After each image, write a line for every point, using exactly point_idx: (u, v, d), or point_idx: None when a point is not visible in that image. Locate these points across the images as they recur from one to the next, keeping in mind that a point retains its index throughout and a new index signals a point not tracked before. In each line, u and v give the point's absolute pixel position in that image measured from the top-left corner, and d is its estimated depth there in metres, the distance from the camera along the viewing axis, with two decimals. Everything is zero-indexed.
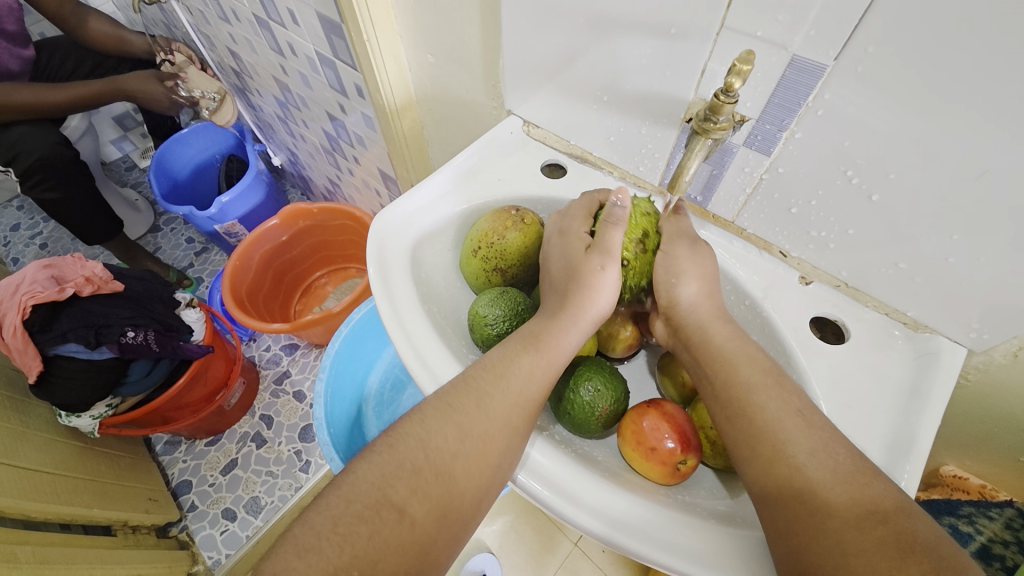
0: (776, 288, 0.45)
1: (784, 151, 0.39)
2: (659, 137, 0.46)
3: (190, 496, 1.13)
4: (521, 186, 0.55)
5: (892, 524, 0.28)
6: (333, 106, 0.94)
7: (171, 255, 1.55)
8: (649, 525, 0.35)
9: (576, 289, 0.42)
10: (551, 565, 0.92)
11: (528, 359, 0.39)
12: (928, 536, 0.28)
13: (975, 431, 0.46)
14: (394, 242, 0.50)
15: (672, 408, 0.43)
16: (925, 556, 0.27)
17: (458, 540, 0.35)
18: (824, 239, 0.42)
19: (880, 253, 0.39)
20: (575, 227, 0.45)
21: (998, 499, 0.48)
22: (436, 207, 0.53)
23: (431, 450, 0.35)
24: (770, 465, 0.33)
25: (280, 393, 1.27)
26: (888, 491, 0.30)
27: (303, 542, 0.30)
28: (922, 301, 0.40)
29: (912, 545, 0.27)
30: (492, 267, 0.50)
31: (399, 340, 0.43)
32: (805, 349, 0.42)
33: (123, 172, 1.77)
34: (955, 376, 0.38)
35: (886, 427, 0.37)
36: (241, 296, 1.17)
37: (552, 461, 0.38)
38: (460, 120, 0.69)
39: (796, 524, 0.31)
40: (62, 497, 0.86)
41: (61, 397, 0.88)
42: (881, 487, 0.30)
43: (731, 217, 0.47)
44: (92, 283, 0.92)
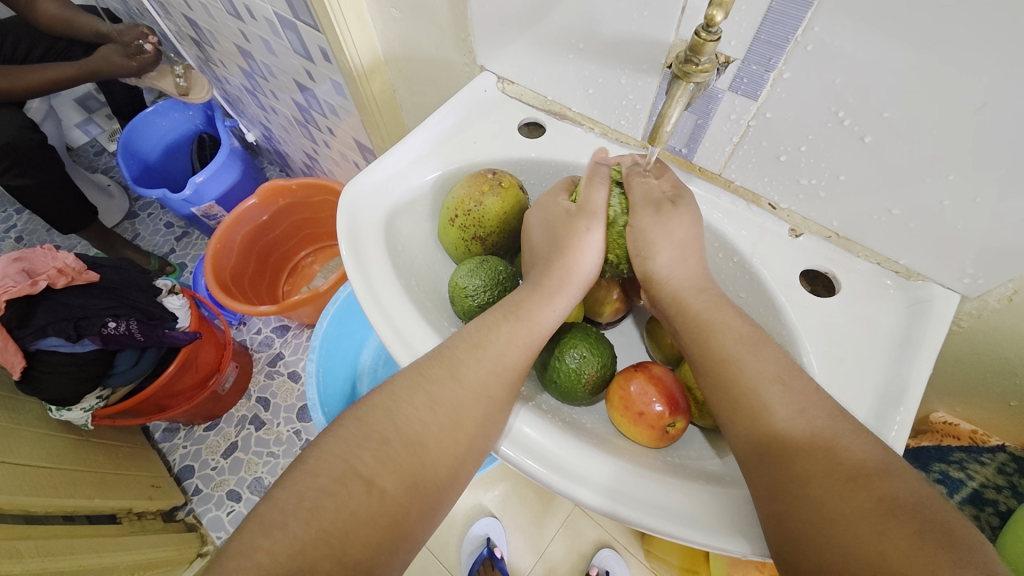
0: (765, 241, 0.43)
1: (772, 94, 0.36)
2: (640, 87, 0.43)
3: (194, 481, 1.14)
4: (498, 148, 0.52)
5: (874, 486, 0.28)
6: (301, 73, 0.89)
7: (151, 241, 1.51)
8: (638, 490, 0.34)
9: (561, 255, 0.41)
10: (553, 525, 0.94)
11: (508, 326, 0.38)
12: (911, 497, 0.27)
13: (967, 377, 0.46)
14: (366, 213, 0.47)
15: (658, 370, 0.42)
16: (908, 521, 0.26)
17: (434, 512, 0.34)
18: (814, 188, 0.40)
19: (872, 199, 0.38)
20: (552, 199, 0.44)
21: (990, 444, 0.49)
22: (408, 175, 0.50)
23: (401, 422, 0.34)
24: (747, 435, 0.33)
25: (275, 374, 1.26)
26: (875, 448, 0.30)
27: (268, 518, 0.30)
28: (915, 248, 0.38)
29: (893, 507, 0.27)
30: (470, 235, 0.48)
31: (375, 317, 0.41)
32: (796, 304, 0.40)
33: (92, 157, 1.69)
34: (947, 322, 0.37)
35: (877, 378, 0.36)
36: (225, 279, 1.14)
37: (536, 432, 0.37)
38: (433, 81, 0.65)
39: (778, 488, 0.30)
40: (61, 490, 0.86)
41: (48, 392, 0.87)
42: (868, 444, 0.30)
43: (718, 170, 0.45)
44: (65, 274, 0.89)
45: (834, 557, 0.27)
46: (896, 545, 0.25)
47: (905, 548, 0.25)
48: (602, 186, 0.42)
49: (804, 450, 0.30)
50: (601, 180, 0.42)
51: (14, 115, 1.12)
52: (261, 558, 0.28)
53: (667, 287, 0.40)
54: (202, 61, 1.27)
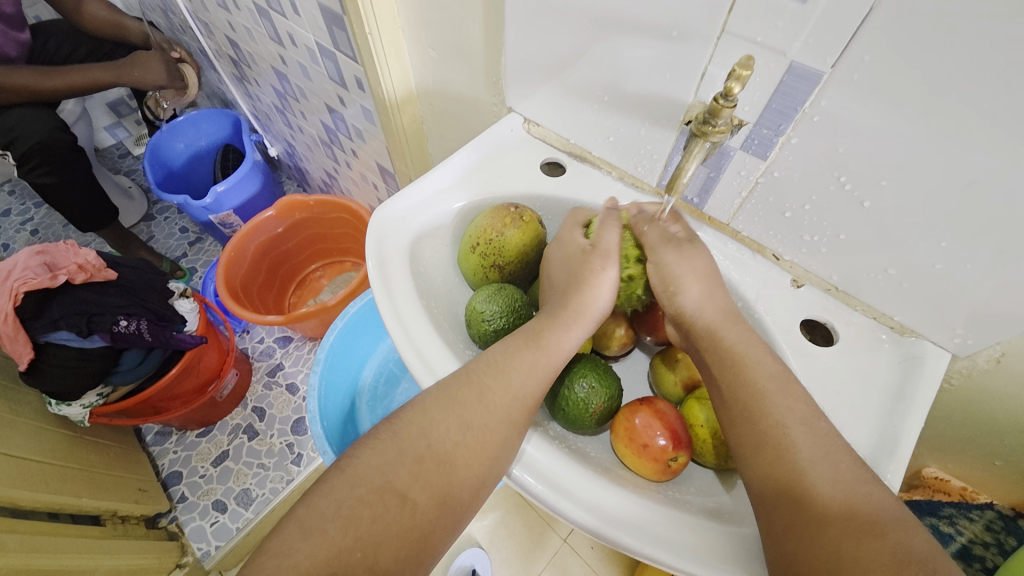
0: (768, 289, 0.46)
1: (780, 156, 0.39)
2: (658, 139, 0.47)
3: (180, 487, 1.13)
4: (519, 184, 0.55)
5: (889, 536, 0.29)
6: (333, 98, 0.94)
7: (165, 244, 1.54)
8: (642, 520, 0.36)
9: (577, 288, 0.43)
10: (541, 561, 0.93)
11: (529, 354, 0.40)
12: (920, 551, 0.29)
13: (958, 435, 0.47)
14: (393, 236, 0.50)
15: (664, 406, 0.44)
16: (921, 573, 0.27)
17: (457, 527, 0.35)
18: (816, 243, 0.43)
19: (870, 258, 0.40)
20: (568, 234, 0.48)
21: (978, 501, 0.50)
22: (435, 203, 0.53)
23: (433, 440, 0.36)
24: (770, 478, 0.34)
25: (273, 385, 1.27)
26: (888, 503, 0.31)
27: (308, 522, 0.31)
28: (910, 307, 0.41)
29: (906, 558, 0.28)
30: (490, 263, 0.50)
31: (397, 335, 0.43)
32: (795, 351, 0.42)
33: (116, 159, 1.74)
34: (938, 379, 0.39)
35: (871, 429, 0.38)
36: (235, 287, 1.16)
37: (550, 459, 0.38)
38: (461, 117, 0.69)
39: (793, 528, 0.31)
40: (52, 485, 0.86)
41: (53, 385, 0.88)
42: (880, 499, 0.31)
43: (726, 220, 0.48)
44: (84, 270, 0.91)
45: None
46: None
47: None
48: (614, 227, 0.46)
49: (817, 496, 0.31)
50: (613, 224, 0.46)
51: (44, 118, 1.16)
52: (301, 558, 0.30)
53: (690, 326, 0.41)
54: (237, 78, 1.33)
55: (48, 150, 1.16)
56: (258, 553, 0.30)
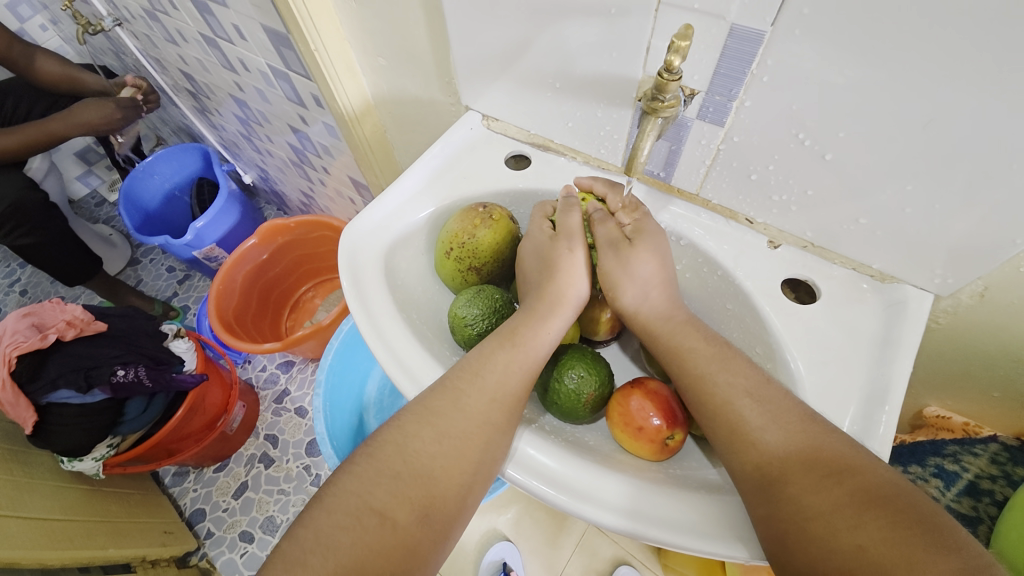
0: (746, 254, 0.45)
1: (737, 120, 0.39)
2: (615, 118, 0.46)
3: (206, 524, 1.14)
4: (487, 182, 0.54)
5: (855, 479, 0.29)
6: (294, 118, 0.93)
7: (154, 286, 1.54)
8: (636, 502, 0.36)
9: (550, 275, 0.44)
10: (568, 545, 0.94)
11: (505, 353, 0.40)
12: (886, 488, 0.28)
13: (955, 371, 0.47)
14: (366, 252, 0.49)
15: (654, 385, 0.44)
16: (885, 509, 0.27)
17: (445, 540, 0.35)
18: (785, 202, 0.42)
19: (841, 210, 0.40)
20: (537, 226, 0.47)
21: (982, 435, 0.50)
22: (404, 212, 0.52)
23: (411, 455, 0.36)
24: (741, 459, 0.33)
25: (281, 411, 1.27)
26: (844, 446, 0.31)
27: (290, 556, 0.31)
28: (887, 253, 0.40)
29: (868, 499, 0.28)
30: (466, 266, 0.50)
31: (380, 353, 0.43)
32: (778, 311, 0.42)
33: (94, 208, 1.73)
34: (923, 321, 0.39)
35: (861, 379, 0.38)
36: (229, 320, 1.16)
37: (542, 453, 0.38)
38: (422, 121, 0.68)
39: (767, 489, 0.31)
40: (76, 542, 0.86)
41: (62, 443, 0.88)
42: (837, 443, 0.31)
43: (695, 190, 0.47)
44: (74, 326, 0.91)
45: (817, 556, 0.28)
46: (873, 536, 0.27)
47: (878, 535, 0.27)
48: (577, 211, 0.46)
49: (789, 459, 0.31)
50: (574, 207, 0.46)
51: (11, 179, 1.15)
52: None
53: (638, 317, 0.43)
54: (198, 109, 1.31)
55: (22, 210, 1.15)
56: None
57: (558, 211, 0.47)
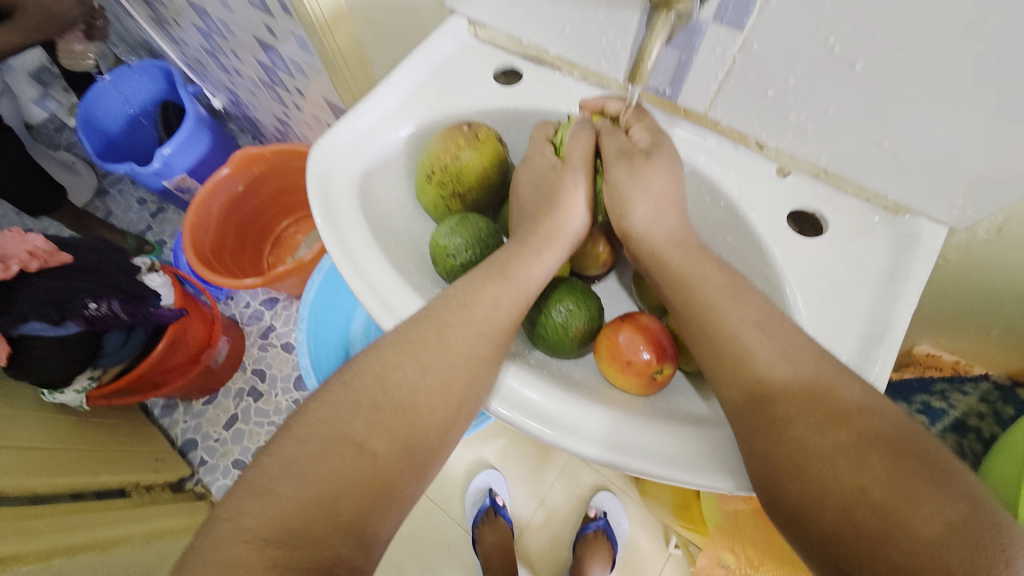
0: (753, 183, 0.42)
1: (759, 23, 0.34)
2: (618, 23, 0.41)
3: (199, 453, 1.17)
4: (473, 100, 0.49)
5: (859, 420, 0.28)
6: (261, 29, 0.83)
7: (126, 219, 1.46)
8: (624, 435, 0.35)
9: (549, 208, 0.41)
10: (552, 473, 0.98)
11: (494, 286, 0.38)
12: (891, 430, 0.28)
13: (954, 309, 0.46)
14: (338, 175, 0.45)
15: (645, 320, 0.42)
16: (889, 450, 0.27)
17: (424, 475, 0.34)
18: (802, 124, 0.38)
19: (863, 133, 0.36)
20: (537, 153, 0.44)
21: (973, 374, 0.51)
22: (380, 131, 0.47)
23: (389, 386, 0.34)
24: (739, 381, 0.32)
25: (268, 346, 1.26)
26: (855, 391, 0.30)
27: (258, 483, 0.30)
28: (904, 182, 0.37)
29: (874, 441, 0.28)
30: (448, 192, 0.46)
31: (356, 284, 0.40)
32: (782, 244, 0.40)
33: (52, 134, 1.59)
34: (934, 256, 0.37)
35: (863, 314, 0.37)
36: (206, 255, 1.11)
37: (527, 389, 0.37)
38: (402, 29, 0.61)
39: (761, 431, 0.30)
40: (65, 469, 0.87)
41: (40, 375, 0.85)
42: (848, 387, 0.30)
43: (704, 110, 0.43)
44: (36, 257, 0.85)
45: (813, 494, 0.28)
46: (876, 476, 0.27)
47: (884, 478, 0.26)
48: (586, 138, 0.43)
49: (787, 394, 0.30)
50: (584, 134, 0.43)
51: None
52: (251, 521, 0.28)
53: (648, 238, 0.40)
54: (154, 19, 1.17)
55: None
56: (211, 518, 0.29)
57: (562, 136, 0.44)
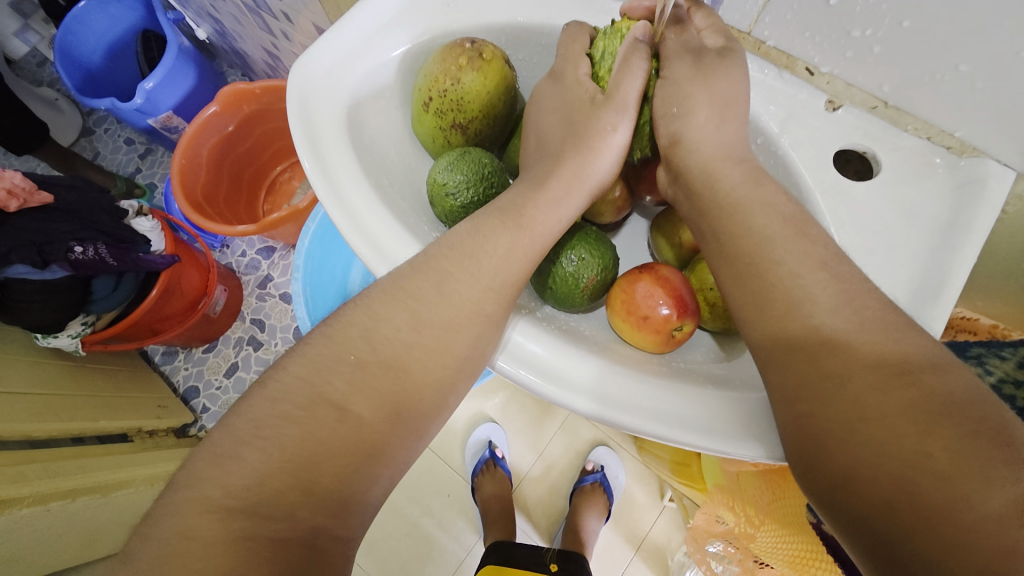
0: (798, 118, 0.36)
1: None
2: None
3: (201, 400, 1.17)
4: (477, 14, 0.42)
5: (928, 382, 0.25)
6: None
7: (114, 160, 1.40)
8: (643, 399, 0.32)
9: (581, 148, 0.36)
10: (552, 427, 0.97)
11: (506, 233, 0.34)
12: (966, 394, 0.24)
13: (1004, 269, 0.42)
14: (322, 97, 0.39)
15: (667, 271, 0.38)
16: (961, 418, 0.24)
17: (420, 438, 0.31)
18: (866, 41, 0.32)
19: (938, 56, 0.30)
20: (573, 71, 0.38)
21: (1011, 339, 0.44)
22: (370, 47, 0.41)
23: (377, 342, 0.30)
24: (771, 333, 0.29)
25: (267, 296, 1.23)
26: (921, 345, 0.26)
27: (220, 447, 0.27)
28: (978, 118, 0.32)
29: (943, 406, 0.24)
30: (448, 122, 0.40)
31: (343, 223, 0.36)
32: (828, 190, 0.35)
33: (35, 67, 1.46)
34: (998, 210, 0.32)
35: (915, 268, 0.32)
36: (197, 199, 1.06)
37: (539, 344, 0.33)
38: None
39: (803, 388, 0.27)
40: (61, 414, 0.86)
41: (31, 320, 0.83)
42: (913, 342, 0.26)
43: (746, 28, 0.37)
44: (15, 196, 0.79)
45: (862, 460, 0.24)
46: (946, 445, 0.23)
47: (953, 445, 0.23)
48: (642, 65, 0.36)
49: (836, 348, 0.27)
50: (639, 65, 0.36)
51: None
52: (213, 490, 0.25)
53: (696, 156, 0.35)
54: None
55: None
56: (175, 480, 0.27)
57: (603, 51, 0.38)
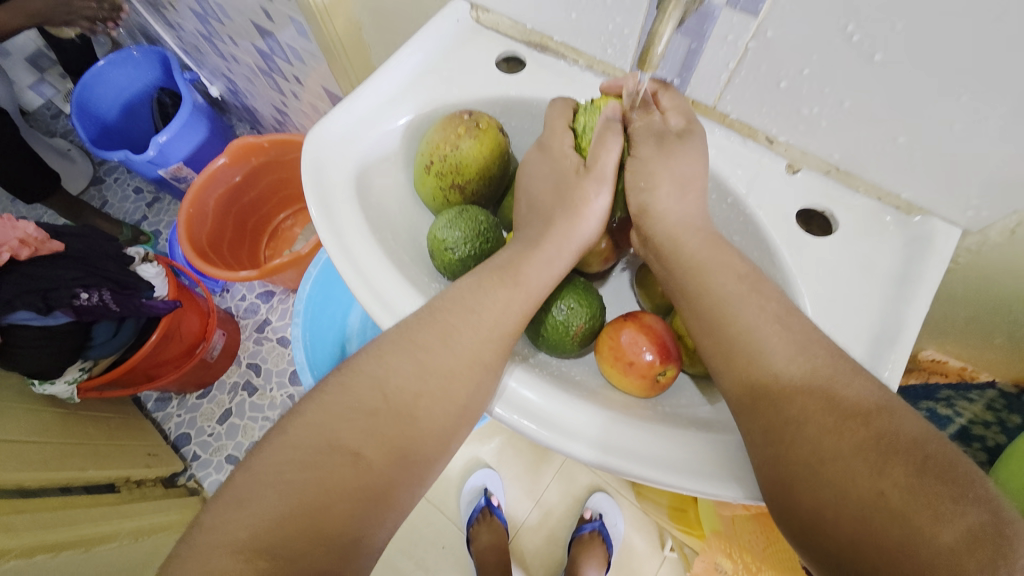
0: (761, 179, 0.41)
1: (774, 9, 0.32)
2: (626, 7, 0.39)
3: (191, 447, 1.15)
4: (474, 87, 0.47)
5: (873, 423, 0.27)
6: (258, 13, 0.81)
7: (121, 208, 1.44)
8: (630, 440, 0.34)
9: (565, 213, 0.39)
10: (548, 473, 0.97)
11: (504, 290, 0.36)
12: (910, 434, 0.27)
13: (963, 314, 0.45)
14: (334, 162, 0.43)
15: (649, 319, 0.41)
16: (907, 456, 0.26)
17: (422, 481, 0.33)
18: (815, 117, 0.37)
19: (878, 128, 0.35)
20: (558, 144, 0.41)
21: (978, 381, 0.49)
22: (378, 118, 0.45)
23: (389, 390, 0.32)
24: (742, 383, 0.32)
25: (264, 340, 1.24)
26: (870, 389, 0.29)
27: (234, 492, 0.28)
28: (919, 181, 0.36)
29: (891, 445, 0.26)
30: (448, 184, 0.44)
31: (350, 277, 0.39)
32: (792, 245, 0.38)
33: (49, 119, 1.54)
34: (946, 259, 0.36)
35: (874, 316, 0.35)
36: (202, 246, 1.09)
37: (532, 392, 0.35)
38: (401, 14, 0.59)
39: (772, 433, 0.29)
40: (51, 463, 0.86)
41: (28, 366, 0.84)
42: (862, 386, 0.29)
43: (712, 102, 0.41)
44: (27, 245, 0.83)
45: (828, 501, 0.27)
46: (896, 482, 0.25)
47: (902, 482, 0.25)
48: (613, 143, 0.40)
49: (802, 391, 0.29)
50: (613, 142, 0.40)
51: None
52: (233, 531, 0.27)
53: (663, 223, 0.39)
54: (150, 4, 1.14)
55: None
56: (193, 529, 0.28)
57: (586, 126, 0.41)
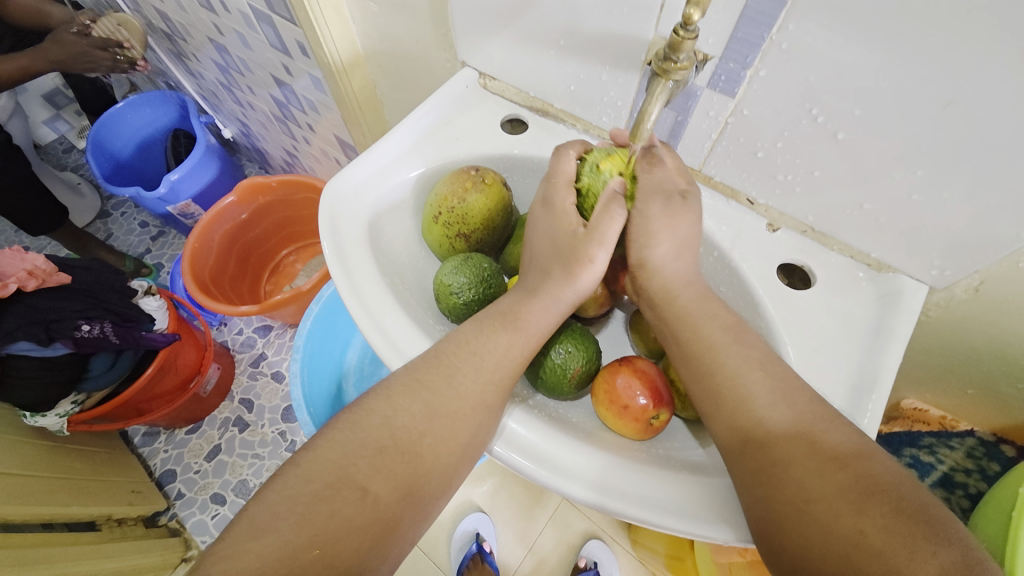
0: (744, 236, 0.44)
1: (750, 91, 0.37)
2: (620, 83, 0.44)
3: (176, 485, 1.12)
4: (480, 145, 0.51)
5: (855, 467, 0.29)
6: (279, 68, 0.87)
7: (125, 241, 1.47)
8: (623, 481, 0.35)
9: (563, 270, 0.40)
10: (542, 518, 0.95)
11: (505, 335, 0.39)
12: (887, 476, 0.29)
13: (938, 365, 0.47)
14: (349, 211, 0.46)
15: (643, 364, 0.43)
16: (884, 497, 0.28)
17: (425, 517, 0.34)
18: (790, 182, 0.41)
19: (846, 194, 0.39)
20: (561, 200, 0.42)
21: (958, 429, 0.51)
22: (391, 171, 0.49)
23: (397, 428, 0.34)
24: (734, 429, 0.33)
25: (258, 375, 1.24)
26: (849, 435, 0.31)
27: (247, 525, 0.29)
28: (886, 241, 0.40)
29: (868, 486, 0.28)
30: (454, 232, 0.47)
31: (362, 320, 0.41)
32: (773, 297, 0.41)
33: (62, 153, 1.59)
34: (915, 311, 0.39)
35: (851, 366, 0.38)
36: (205, 280, 1.11)
37: (531, 432, 0.37)
38: (413, 77, 0.64)
39: (761, 474, 0.31)
40: (37, 497, 0.84)
41: (19, 398, 0.83)
42: (841, 432, 0.31)
43: (696, 166, 0.46)
44: (35, 276, 0.85)
45: (813, 541, 0.28)
46: (875, 522, 0.27)
47: (882, 524, 0.27)
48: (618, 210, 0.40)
49: (787, 437, 0.31)
50: (617, 212, 0.40)
51: None
52: (249, 561, 0.28)
53: (658, 278, 0.40)
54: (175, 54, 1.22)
55: None
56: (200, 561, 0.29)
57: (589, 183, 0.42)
